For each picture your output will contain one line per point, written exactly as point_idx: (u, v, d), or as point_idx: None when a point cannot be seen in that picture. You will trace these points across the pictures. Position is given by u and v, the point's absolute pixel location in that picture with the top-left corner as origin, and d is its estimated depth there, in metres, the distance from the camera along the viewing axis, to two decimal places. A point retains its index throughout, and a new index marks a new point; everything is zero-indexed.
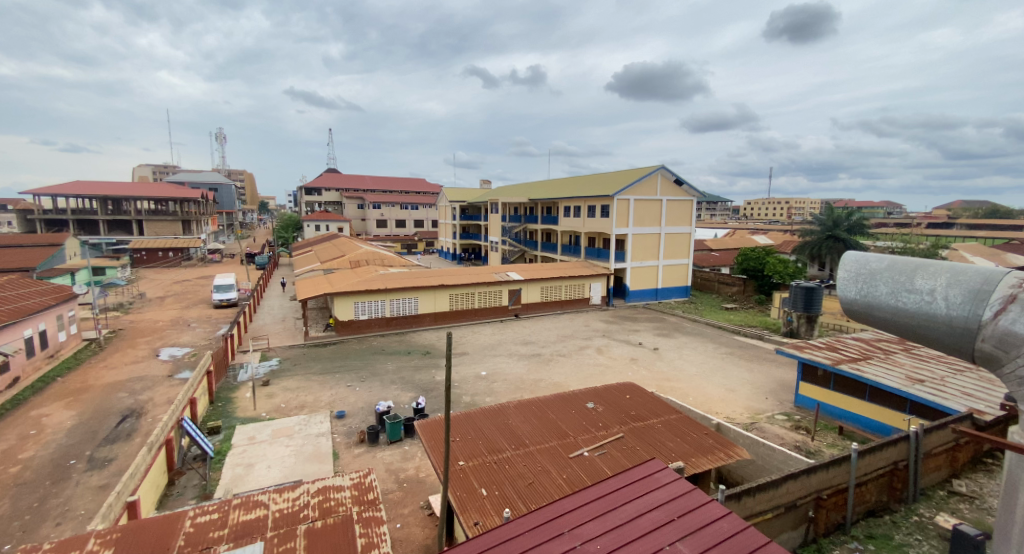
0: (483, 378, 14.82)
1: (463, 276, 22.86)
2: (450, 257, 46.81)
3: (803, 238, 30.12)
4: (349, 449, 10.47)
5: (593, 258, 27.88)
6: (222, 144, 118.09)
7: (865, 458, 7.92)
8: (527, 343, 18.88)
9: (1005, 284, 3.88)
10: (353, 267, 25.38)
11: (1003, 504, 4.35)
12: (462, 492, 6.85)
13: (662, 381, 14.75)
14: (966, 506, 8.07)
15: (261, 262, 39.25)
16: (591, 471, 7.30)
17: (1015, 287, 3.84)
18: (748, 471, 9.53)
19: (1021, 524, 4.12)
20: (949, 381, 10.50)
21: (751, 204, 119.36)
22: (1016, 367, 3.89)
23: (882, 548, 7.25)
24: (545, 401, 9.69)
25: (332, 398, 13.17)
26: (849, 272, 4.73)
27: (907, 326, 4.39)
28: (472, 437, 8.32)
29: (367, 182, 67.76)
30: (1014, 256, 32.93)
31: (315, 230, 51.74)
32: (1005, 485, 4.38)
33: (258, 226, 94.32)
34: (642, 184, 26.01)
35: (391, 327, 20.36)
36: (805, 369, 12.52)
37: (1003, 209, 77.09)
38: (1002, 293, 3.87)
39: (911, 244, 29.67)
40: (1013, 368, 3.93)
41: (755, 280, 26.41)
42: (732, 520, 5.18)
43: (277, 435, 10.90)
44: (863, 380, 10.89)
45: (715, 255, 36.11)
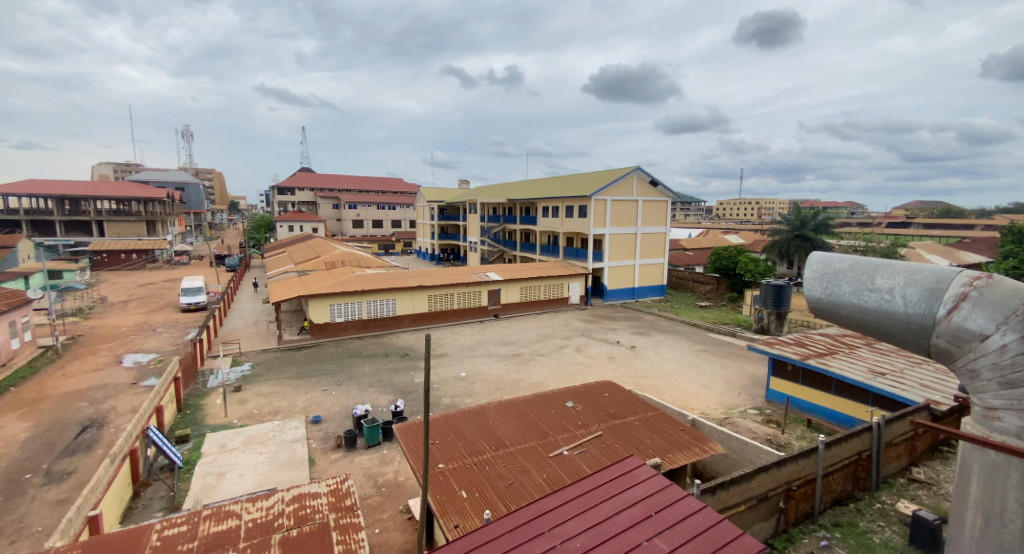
0: (462, 379, 14.72)
1: (442, 276, 22.65)
2: (427, 257, 46.47)
3: (773, 237, 30.92)
4: (326, 454, 10.24)
5: (571, 257, 28.02)
6: (190, 141, 113.76)
7: (831, 450, 8.16)
8: (507, 343, 18.82)
9: (957, 283, 4.07)
10: (329, 269, 24.88)
11: (956, 494, 4.54)
12: (441, 495, 6.74)
13: (639, 378, 14.94)
14: (924, 492, 8.45)
15: (232, 264, 38.12)
16: (571, 470, 7.31)
17: (966, 285, 4.03)
18: (722, 466, 9.71)
19: (974, 510, 4.31)
20: (908, 373, 10.96)
21: (724, 204, 122.22)
22: (969, 361, 4.07)
23: (848, 536, 7.52)
24: (524, 401, 9.67)
25: (307, 403, 12.86)
26: (815, 271, 4.86)
27: (868, 324, 4.55)
28: (451, 438, 8.24)
29: (343, 181, 66.61)
30: (967, 254, 34.60)
31: (288, 230, 50.54)
32: (957, 474, 4.56)
33: (228, 227, 91.80)
34: (619, 184, 26.33)
35: (368, 329, 20.01)
36: (775, 364, 12.84)
37: (957, 209, 81.15)
38: (956, 290, 4.05)
39: (873, 243, 30.77)
40: (965, 362, 4.13)
41: (728, 279, 27.01)
42: (708, 513, 5.30)
43: (249, 442, 10.57)
44: (829, 374, 11.26)
45: (690, 254, 36.82)
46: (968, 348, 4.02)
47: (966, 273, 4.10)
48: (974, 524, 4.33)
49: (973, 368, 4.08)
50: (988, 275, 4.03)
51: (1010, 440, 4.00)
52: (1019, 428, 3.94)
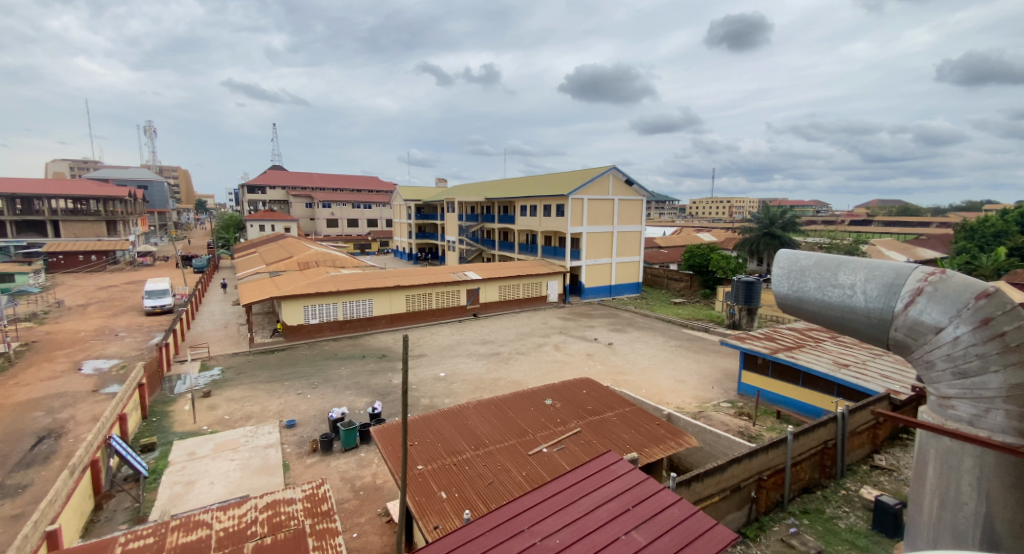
0: (441, 379, 14.60)
1: (419, 276, 22.42)
2: (405, 257, 45.96)
3: (744, 235, 31.70)
4: (301, 459, 9.98)
5: (549, 256, 28.14)
6: (152, 138, 109.03)
7: (800, 440, 8.42)
8: (486, 342, 18.77)
9: (914, 278, 4.24)
10: (302, 270, 24.33)
11: (914, 480, 4.74)
12: (420, 497, 6.65)
13: (616, 375, 15.12)
14: (886, 478, 8.83)
15: (199, 265, 36.84)
16: (550, 467, 7.33)
17: (921, 280, 4.21)
18: (696, 458, 9.90)
19: (930, 495, 4.50)
20: (870, 365, 11.41)
21: (696, 203, 124.91)
22: (924, 352, 4.26)
23: (816, 522, 7.80)
24: (504, 400, 9.66)
25: (281, 407, 12.53)
26: (782, 268, 4.98)
27: (831, 319, 4.69)
28: (430, 439, 8.15)
29: (316, 179, 65.20)
30: (923, 250, 36.26)
31: (259, 230, 49.15)
32: (915, 460, 4.76)
33: (196, 228, 88.75)
34: (595, 184, 26.56)
35: (344, 331, 19.65)
36: (746, 358, 13.17)
37: (913, 208, 85.06)
38: (912, 286, 4.23)
39: (837, 241, 31.96)
40: (921, 353, 4.32)
41: (701, 276, 27.59)
42: (683, 505, 5.40)
43: (220, 449, 10.24)
44: (796, 366, 11.63)
45: (664, 252, 37.46)
46: (923, 340, 4.21)
47: (922, 269, 4.29)
48: (931, 508, 4.52)
49: (928, 359, 4.26)
50: (942, 270, 4.23)
51: (963, 427, 4.19)
52: (971, 416, 4.11)
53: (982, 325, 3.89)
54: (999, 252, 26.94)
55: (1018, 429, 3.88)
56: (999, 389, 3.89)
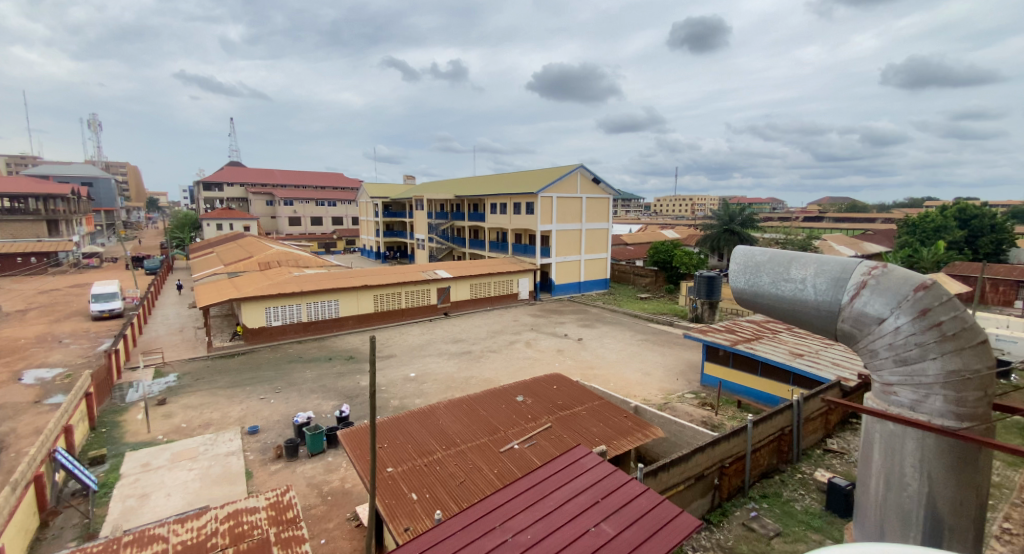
0: (412, 380, 14.43)
1: (388, 275, 22.04)
2: (372, 256, 45.14)
3: (705, 232, 32.69)
4: (265, 466, 9.67)
5: (520, 254, 28.23)
6: (97, 133, 102.41)
7: (759, 427, 8.77)
8: (457, 340, 18.67)
9: (858, 272, 4.52)
10: (263, 270, 23.52)
11: (861, 463, 5.05)
12: (390, 499, 6.57)
13: (585, 369, 15.36)
14: (837, 460, 9.37)
15: (152, 266, 35.03)
16: (521, 463, 7.37)
17: (865, 274, 4.49)
18: (662, 449, 10.18)
19: (877, 476, 4.80)
20: (822, 354, 12.03)
21: (661, 201, 127.93)
22: (869, 342, 4.53)
23: (774, 506, 8.18)
24: (474, 398, 9.64)
25: (242, 413, 12.09)
26: (739, 264, 5.18)
27: (784, 312, 4.92)
28: (401, 441, 8.06)
29: (278, 176, 63.04)
30: (870, 245, 38.41)
31: (216, 229, 47.14)
32: (862, 445, 5.06)
33: (147, 227, 84.48)
34: (564, 182, 26.81)
35: (309, 332, 19.13)
36: (708, 351, 13.62)
37: (861, 205, 89.82)
38: (857, 279, 4.50)
39: (792, 237, 33.44)
40: (866, 343, 4.59)
41: (666, 271, 28.32)
42: (650, 495, 5.56)
43: (177, 459, 9.80)
44: (755, 357, 12.11)
45: (630, 249, 38.22)
46: (867, 330, 4.47)
47: (865, 264, 4.59)
48: (876, 489, 4.81)
49: (872, 348, 4.53)
50: (882, 265, 4.53)
51: (905, 412, 4.46)
52: (912, 401, 4.39)
53: (922, 315, 4.18)
54: (938, 246, 28.83)
55: (955, 412, 4.18)
56: (938, 375, 4.18)
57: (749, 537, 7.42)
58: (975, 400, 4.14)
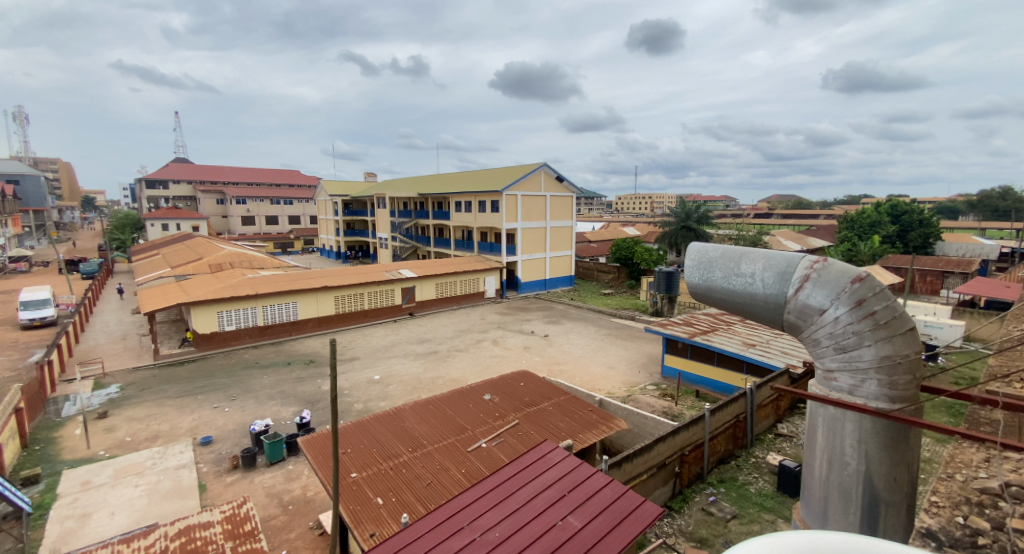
0: (376, 382, 14.14)
1: (350, 275, 21.49)
2: (332, 256, 43.94)
3: (664, 229, 33.66)
4: (220, 478, 9.22)
5: (485, 252, 28.16)
6: (23, 126, 94.57)
7: (716, 416, 9.11)
8: (423, 341, 18.42)
9: (802, 265, 4.76)
10: (214, 272, 22.41)
11: (806, 446, 5.32)
12: (355, 505, 6.41)
13: (552, 365, 15.52)
14: (787, 444, 9.89)
15: (89, 270, 32.73)
16: (488, 462, 7.34)
17: (808, 268, 4.74)
18: (626, 440, 10.41)
19: (820, 457, 5.07)
20: (773, 343, 12.64)
21: (623, 199, 130.82)
22: (812, 331, 4.77)
23: (731, 490, 8.53)
24: (441, 398, 9.54)
25: (194, 423, 11.49)
26: (693, 261, 5.36)
27: (736, 305, 5.12)
28: (365, 445, 7.86)
29: (229, 173, 60.19)
30: (814, 239, 40.70)
31: (162, 230, 44.56)
32: (806, 428, 5.33)
33: (85, 228, 78.87)
34: (528, 180, 26.93)
35: (266, 337, 18.39)
36: (668, 343, 14.02)
37: (806, 203, 94.83)
38: (801, 273, 4.74)
39: (744, 233, 34.97)
40: (809, 333, 4.84)
41: (628, 268, 28.99)
42: (615, 486, 5.68)
43: (121, 475, 9.19)
44: (711, 348, 12.59)
45: (593, 246, 38.89)
46: (810, 321, 4.72)
47: (808, 258, 4.83)
48: (821, 469, 5.08)
49: (815, 338, 4.79)
50: (823, 259, 4.79)
51: (844, 397, 4.73)
52: (850, 386, 4.66)
53: (857, 306, 4.46)
54: (874, 240, 30.91)
55: (888, 395, 4.47)
56: (872, 361, 4.46)
57: (708, 521, 7.72)
58: (906, 383, 4.45)
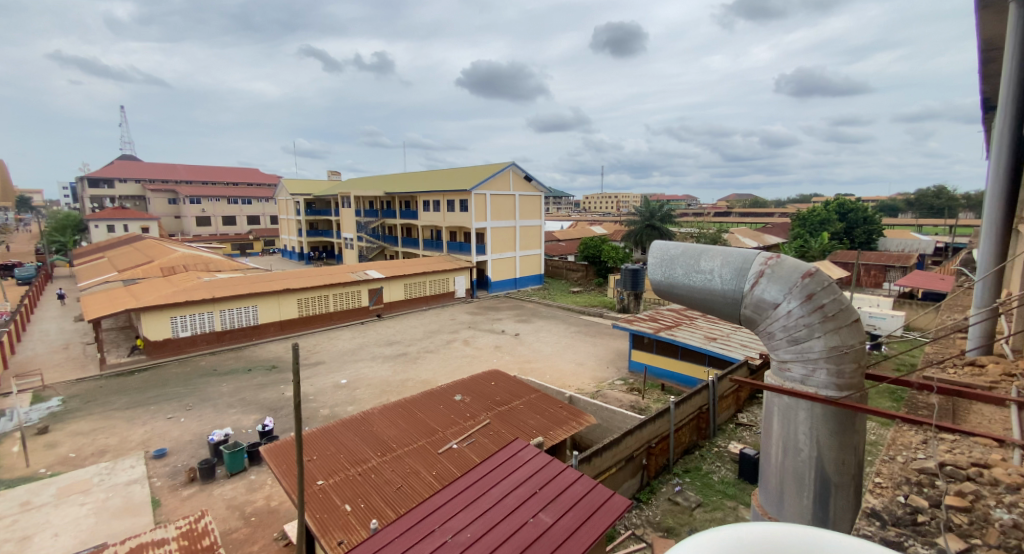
0: (343, 386, 13.83)
1: (314, 277, 20.89)
2: (295, 258, 42.62)
3: (629, 227, 34.32)
4: (175, 492, 8.78)
5: (454, 252, 27.96)
6: None
7: (680, 408, 9.39)
8: (391, 343, 18.12)
9: (757, 262, 4.96)
10: (166, 276, 21.33)
11: (763, 434, 5.54)
12: (322, 513, 6.24)
13: (523, 363, 15.59)
14: (747, 433, 10.32)
15: (25, 276, 30.50)
16: (460, 463, 7.29)
17: (763, 264, 4.94)
18: (595, 435, 10.59)
19: (777, 445, 5.30)
20: (733, 337, 13.12)
21: (589, 199, 132.91)
22: (767, 325, 4.98)
23: (695, 479, 8.82)
24: (410, 400, 9.41)
25: (146, 435, 10.90)
26: (656, 259, 5.50)
27: (696, 301, 5.30)
28: (331, 452, 7.67)
29: (182, 171, 57.36)
30: (770, 237, 42.47)
31: (107, 232, 42.01)
32: (763, 417, 5.57)
33: (18, 230, 73.30)
34: (497, 179, 26.89)
35: (224, 342, 17.65)
36: (635, 339, 14.33)
37: (762, 202, 98.95)
38: (756, 269, 4.94)
39: (704, 230, 36.14)
40: (765, 327, 5.06)
41: (595, 266, 29.42)
42: (585, 481, 5.76)
43: (65, 493, 8.62)
44: (675, 342, 12.94)
45: (561, 245, 39.28)
46: (766, 315, 4.94)
47: (762, 255, 5.04)
48: (776, 456, 5.32)
49: (770, 331, 5.01)
50: (776, 256, 5.00)
51: (796, 387, 4.96)
52: (803, 376, 4.89)
53: (808, 300, 4.69)
54: (825, 237, 32.54)
55: (836, 383, 4.73)
56: (822, 351, 4.71)
57: (674, 511, 7.94)
58: (852, 372, 4.72)
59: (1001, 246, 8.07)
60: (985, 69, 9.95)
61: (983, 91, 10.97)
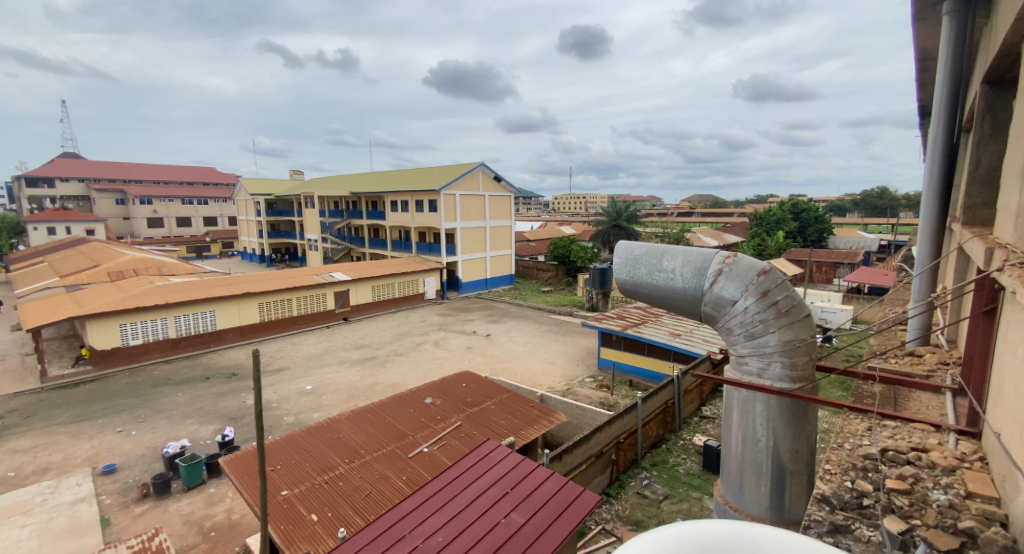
0: (309, 392, 13.46)
1: (277, 280, 20.23)
2: (256, 260, 41.14)
3: (597, 227, 34.86)
4: (127, 509, 8.32)
5: (424, 253, 27.66)
6: None
7: (647, 403, 9.61)
8: (359, 347, 17.76)
9: (716, 261, 5.14)
10: (114, 281, 20.17)
11: (723, 426, 5.74)
12: (286, 524, 6.06)
13: (494, 364, 15.60)
14: (710, 425, 10.69)
15: None
16: (431, 466, 7.21)
17: (721, 263, 5.12)
18: (566, 432, 10.73)
19: (737, 436, 5.50)
20: (696, 333, 13.53)
21: (557, 199, 134.37)
22: (726, 320, 5.17)
23: (663, 472, 9.06)
24: (380, 405, 9.25)
25: (94, 450, 10.29)
26: (621, 258, 5.62)
27: (660, 300, 5.44)
28: (297, 460, 7.45)
29: (132, 170, 54.37)
30: (731, 236, 44.08)
31: (47, 234, 39.35)
32: (723, 410, 5.78)
33: None
34: (466, 179, 26.76)
35: (179, 350, 16.85)
36: (603, 337, 14.58)
37: (722, 202, 102.55)
38: (714, 267, 5.12)
39: (669, 230, 37.16)
40: (724, 323, 5.24)
41: (565, 265, 29.73)
42: (556, 479, 5.83)
43: (3, 516, 8.04)
44: (642, 339, 13.24)
45: (531, 245, 39.50)
46: (724, 312, 5.13)
47: (720, 254, 5.22)
48: (736, 448, 5.51)
49: (728, 327, 5.20)
50: (733, 255, 5.20)
51: (753, 380, 5.16)
52: (759, 370, 5.10)
53: (763, 297, 4.91)
54: (780, 235, 34.03)
55: (790, 376, 4.97)
56: (776, 345, 4.94)
57: (642, 504, 8.14)
58: (804, 365, 4.97)
59: (936, 244, 8.67)
60: (922, 78, 10.65)
61: (921, 99, 11.74)
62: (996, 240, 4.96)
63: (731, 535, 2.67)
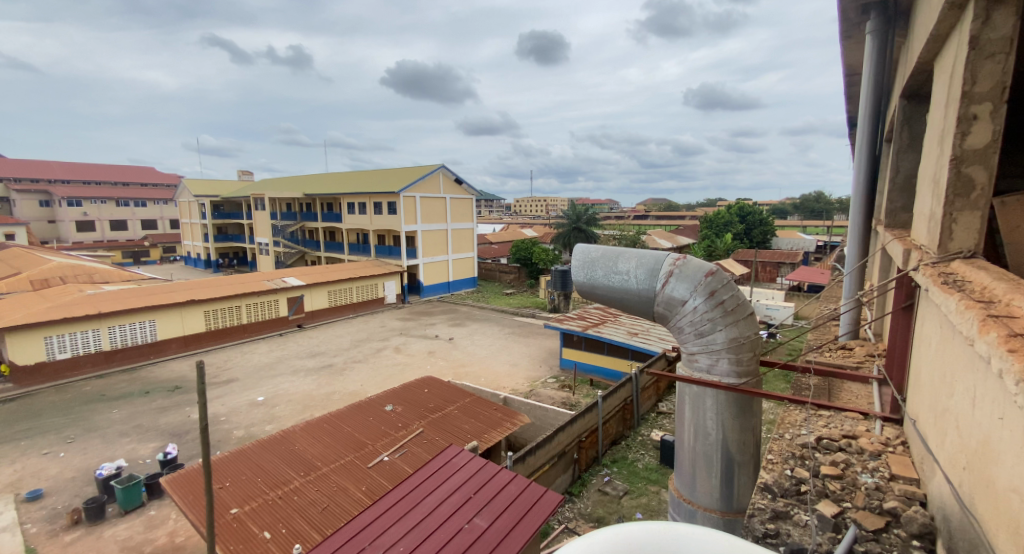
0: (261, 403, 12.88)
1: (225, 286, 19.24)
2: (201, 266, 38.98)
3: (558, 230, 35.32)
4: (55, 538, 7.67)
5: (383, 256, 27.09)
6: None
7: (607, 401, 9.84)
8: (315, 354, 17.17)
9: (667, 263, 5.35)
10: (39, 289, 18.59)
11: (676, 422, 5.95)
12: (237, 544, 5.78)
13: (457, 368, 15.49)
14: (667, 420, 11.06)
15: None
16: (391, 475, 7.07)
17: (672, 265, 5.33)
18: (529, 434, 10.79)
19: (689, 431, 5.70)
20: (653, 331, 13.98)
21: (519, 202, 135.17)
22: (677, 319, 5.37)
23: (623, 468, 9.29)
24: (338, 414, 8.98)
25: (16, 475, 9.43)
26: (579, 260, 5.75)
27: (616, 300, 5.60)
28: (248, 476, 7.11)
29: (59, 170, 50.26)
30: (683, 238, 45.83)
31: None
32: (677, 407, 5.98)
33: None
34: (426, 181, 26.47)
35: (114, 363, 15.71)
36: (565, 337, 14.80)
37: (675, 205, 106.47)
38: (666, 269, 5.32)
39: (626, 232, 38.25)
40: (675, 322, 5.45)
41: (526, 268, 29.93)
42: (518, 481, 5.86)
43: None
44: (601, 339, 13.52)
45: (493, 247, 39.53)
46: (675, 311, 5.34)
47: (671, 256, 5.44)
48: (689, 442, 5.72)
49: (679, 326, 5.41)
50: (683, 257, 5.42)
51: (703, 376, 5.38)
52: (708, 366, 5.33)
53: (711, 296, 5.14)
54: (729, 237, 35.71)
55: (736, 371, 5.22)
56: (723, 342, 5.19)
57: (604, 501, 8.31)
58: (749, 360, 5.24)
59: (862, 245, 9.36)
60: (850, 91, 11.50)
61: (849, 111, 12.69)
62: (913, 240, 5.42)
63: (651, 534, 2.74)
